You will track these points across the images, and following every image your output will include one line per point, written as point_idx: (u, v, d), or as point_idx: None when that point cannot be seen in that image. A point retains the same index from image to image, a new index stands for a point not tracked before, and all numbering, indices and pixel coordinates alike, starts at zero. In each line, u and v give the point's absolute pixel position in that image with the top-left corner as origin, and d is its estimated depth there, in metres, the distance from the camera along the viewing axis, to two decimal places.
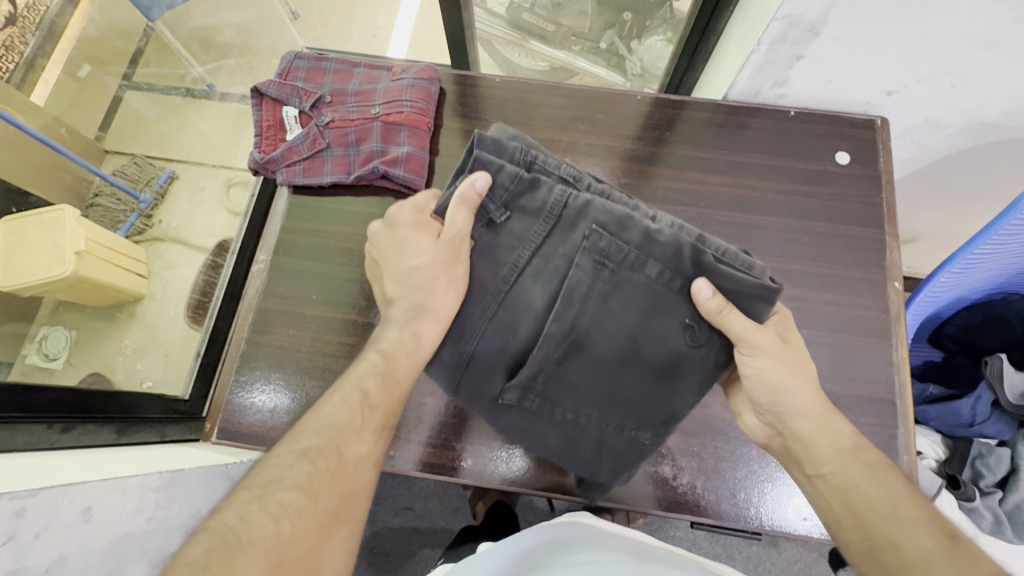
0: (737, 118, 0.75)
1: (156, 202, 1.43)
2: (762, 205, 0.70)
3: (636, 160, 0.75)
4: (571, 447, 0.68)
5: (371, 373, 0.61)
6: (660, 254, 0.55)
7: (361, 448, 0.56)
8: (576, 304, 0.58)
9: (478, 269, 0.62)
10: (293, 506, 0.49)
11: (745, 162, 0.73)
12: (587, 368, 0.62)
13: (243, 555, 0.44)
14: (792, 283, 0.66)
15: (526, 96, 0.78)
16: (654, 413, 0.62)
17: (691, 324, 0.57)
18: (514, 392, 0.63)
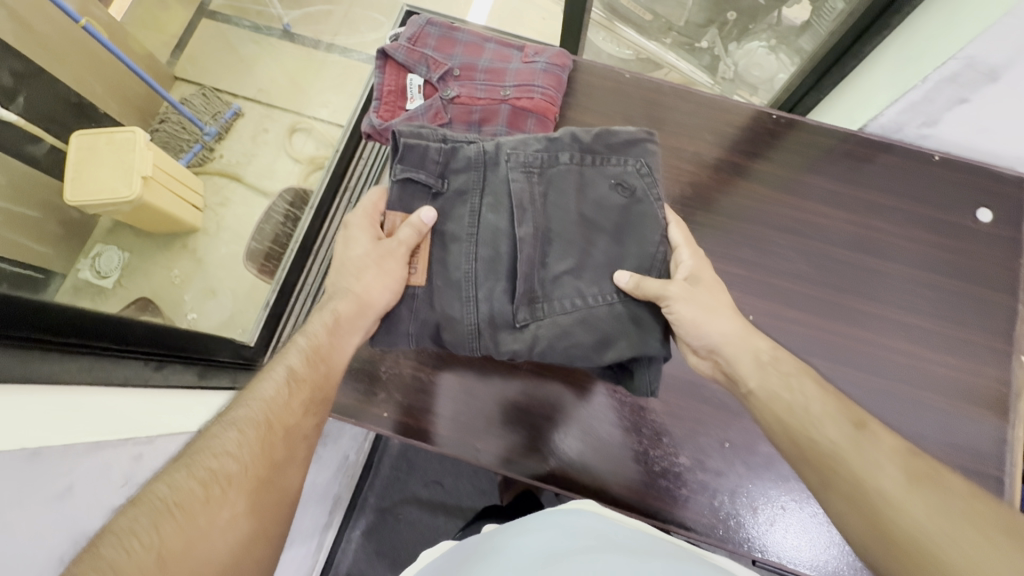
0: (868, 150, 0.71)
1: (220, 136, 1.40)
2: (889, 249, 0.66)
3: (761, 181, 0.70)
4: (599, 338, 0.63)
5: (297, 350, 0.60)
6: (566, 145, 0.66)
7: (291, 420, 0.54)
8: (531, 207, 0.64)
9: (448, 226, 0.65)
10: (220, 469, 0.46)
11: (877, 202, 0.69)
12: (564, 253, 0.65)
13: (174, 519, 0.41)
14: (908, 337, 0.63)
15: (654, 95, 0.74)
16: (636, 261, 0.66)
17: (620, 180, 0.67)
18: (525, 305, 0.63)
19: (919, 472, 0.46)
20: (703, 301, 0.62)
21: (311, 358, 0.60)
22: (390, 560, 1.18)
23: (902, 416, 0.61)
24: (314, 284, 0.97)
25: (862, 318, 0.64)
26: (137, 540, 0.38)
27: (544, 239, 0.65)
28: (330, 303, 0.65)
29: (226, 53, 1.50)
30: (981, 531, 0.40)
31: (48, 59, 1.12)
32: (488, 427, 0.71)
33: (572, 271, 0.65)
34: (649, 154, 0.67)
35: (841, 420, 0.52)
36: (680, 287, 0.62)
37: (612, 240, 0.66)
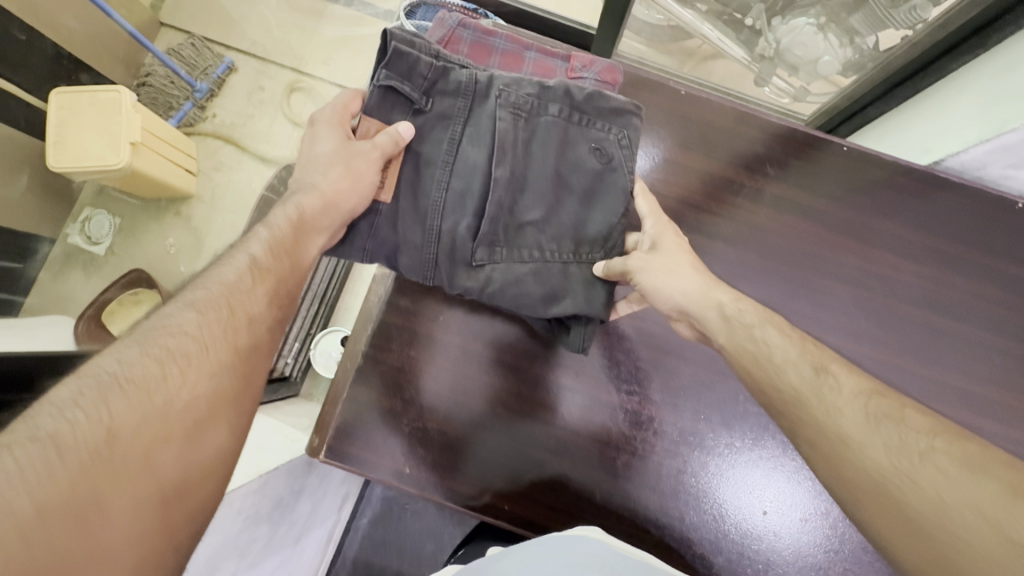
0: (925, 187, 0.63)
1: (212, 93, 1.23)
2: (959, 308, 0.59)
3: (825, 222, 0.62)
4: (554, 295, 0.55)
5: (257, 240, 0.46)
6: (556, 93, 0.56)
7: (259, 304, 0.42)
8: (513, 150, 0.54)
9: (421, 147, 0.53)
10: (177, 348, 0.36)
11: (950, 252, 0.61)
12: (535, 205, 0.56)
13: (124, 394, 0.32)
14: (971, 411, 0.57)
15: (711, 118, 0.65)
16: (597, 229, 0.58)
17: (599, 145, 0.58)
18: (486, 245, 0.54)
19: (880, 412, 0.40)
20: (660, 261, 0.55)
21: (278, 250, 0.46)
22: (395, 550, 1.16)
23: None
24: (320, 285, 0.95)
25: (924, 387, 0.58)
26: (80, 414, 0.30)
27: (516, 186, 0.55)
28: (292, 198, 0.50)
29: None
30: (934, 462, 0.35)
31: (21, 4, 0.95)
32: (494, 444, 0.57)
33: (537, 225, 0.56)
34: (635, 130, 0.58)
35: (803, 364, 0.45)
36: (638, 256, 0.55)
37: (580, 204, 0.58)
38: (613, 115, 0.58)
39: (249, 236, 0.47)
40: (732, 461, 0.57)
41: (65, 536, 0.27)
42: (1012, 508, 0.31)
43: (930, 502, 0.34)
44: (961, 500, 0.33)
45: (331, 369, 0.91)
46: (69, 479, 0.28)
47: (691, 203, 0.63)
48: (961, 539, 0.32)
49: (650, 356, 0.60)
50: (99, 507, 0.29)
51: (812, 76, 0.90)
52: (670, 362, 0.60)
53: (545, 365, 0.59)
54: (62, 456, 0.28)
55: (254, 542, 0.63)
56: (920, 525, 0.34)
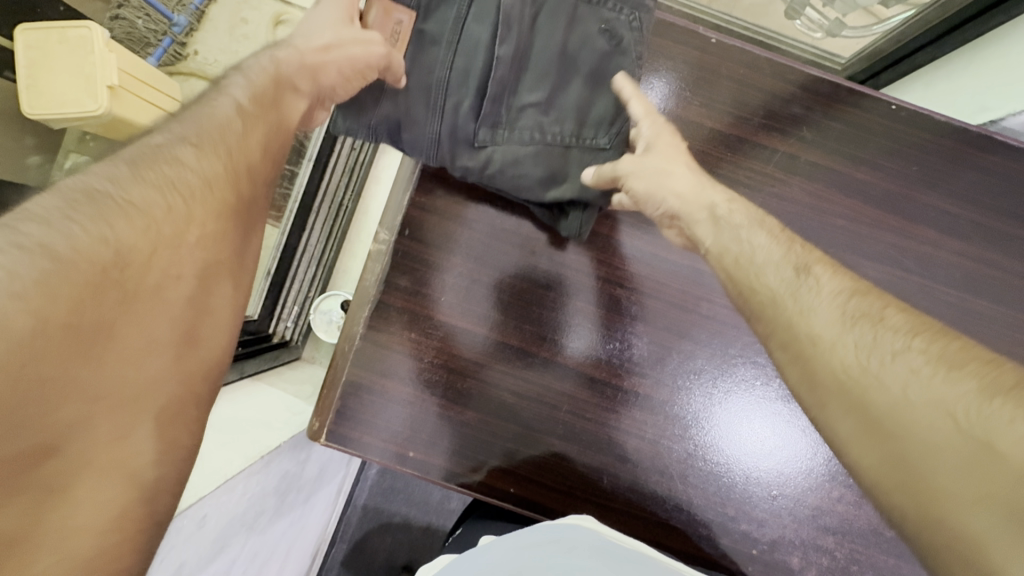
0: (979, 153, 0.57)
1: (192, 28, 1.09)
2: (998, 290, 0.56)
3: (863, 193, 0.57)
4: (554, 183, 0.52)
5: (237, 85, 0.40)
6: None
7: (258, 145, 0.38)
8: (519, 29, 0.50)
9: (425, 24, 0.50)
10: (176, 175, 0.32)
11: (996, 228, 0.56)
12: (538, 87, 0.52)
13: (125, 216, 0.28)
14: None
15: (744, 73, 0.58)
16: (602, 114, 0.54)
17: (609, 26, 0.53)
18: (485, 126, 0.50)
19: (858, 310, 0.36)
20: (655, 162, 0.49)
21: (261, 99, 0.40)
22: (404, 498, 1.13)
23: None
24: (318, 246, 0.91)
25: None
26: (75, 227, 0.26)
27: (517, 62, 0.51)
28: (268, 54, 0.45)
29: None
30: (907, 363, 0.31)
31: None
32: (501, 428, 0.55)
33: (540, 107, 0.52)
34: (649, 11, 0.53)
35: (784, 266, 0.41)
36: (630, 158, 0.50)
37: (588, 87, 0.53)
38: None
39: (223, 81, 0.41)
40: (746, 452, 0.56)
41: (73, 353, 0.25)
42: (985, 408, 0.27)
43: (895, 403, 0.31)
44: (926, 398, 0.29)
45: (333, 333, 0.89)
46: (71, 295, 0.25)
47: (718, 172, 0.57)
48: (926, 439, 0.28)
49: (659, 337, 0.57)
50: (108, 334, 0.27)
51: (850, 7, 0.76)
52: (686, 346, 0.57)
53: (551, 348, 0.56)
54: (59, 266, 0.25)
55: (261, 515, 0.63)
56: (879, 423, 0.31)
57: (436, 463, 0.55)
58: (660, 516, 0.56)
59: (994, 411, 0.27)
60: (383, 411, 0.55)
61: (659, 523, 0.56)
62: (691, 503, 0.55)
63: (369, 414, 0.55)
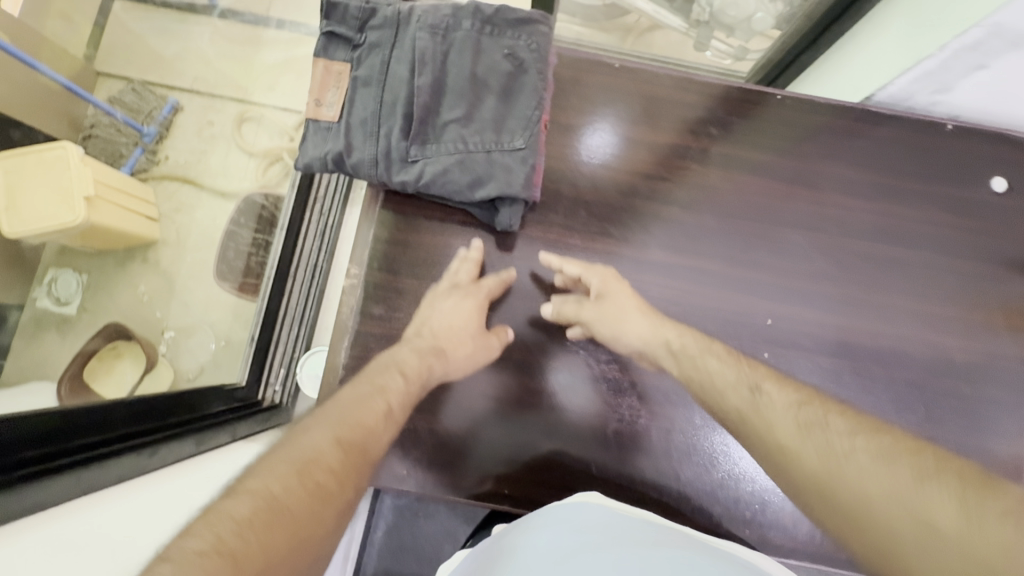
0: (869, 126, 0.65)
1: (162, 136, 1.18)
2: (908, 236, 0.62)
3: (771, 174, 0.64)
4: (482, 189, 0.53)
5: (394, 382, 0.50)
6: (465, 7, 0.53)
7: (377, 448, 0.45)
8: (431, 60, 0.52)
9: (359, 71, 0.53)
10: (322, 472, 0.39)
11: (893, 184, 0.64)
12: (457, 106, 0.53)
13: (283, 523, 0.34)
14: (930, 326, 0.60)
15: (651, 89, 0.66)
16: (518, 124, 0.54)
17: (512, 50, 0.54)
18: (414, 142, 0.52)
19: (809, 419, 0.42)
20: (609, 309, 0.56)
21: (408, 403, 0.50)
22: (414, 555, 1.10)
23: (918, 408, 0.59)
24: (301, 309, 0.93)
25: (881, 311, 0.61)
26: (254, 532, 0.32)
27: (434, 87, 0.52)
28: (412, 346, 0.55)
29: (152, 36, 1.23)
30: (856, 459, 0.37)
31: None
32: (488, 433, 0.59)
33: (461, 122, 0.53)
34: (546, 35, 0.54)
35: (740, 385, 0.48)
36: (589, 305, 0.57)
37: (500, 103, 0.54)
38: (520, 20, 0.54)
39: (380, 380, 0.50)
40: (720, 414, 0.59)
41: None
42: (924, 490, 0.34)
43: (860, 499, 0.36)
44: (883, 490, 0.35)
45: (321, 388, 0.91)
46: None
47: (644, 174, 0.64)
48: (894, 535, 0.34)
49: None
50: None
51: (749, 34, 0.90)
52: None
53: (525, 359, 0.60)
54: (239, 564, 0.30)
55: None
56: (855, 521, 0.36)
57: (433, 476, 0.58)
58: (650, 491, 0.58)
59: (931, 492, 0.34)
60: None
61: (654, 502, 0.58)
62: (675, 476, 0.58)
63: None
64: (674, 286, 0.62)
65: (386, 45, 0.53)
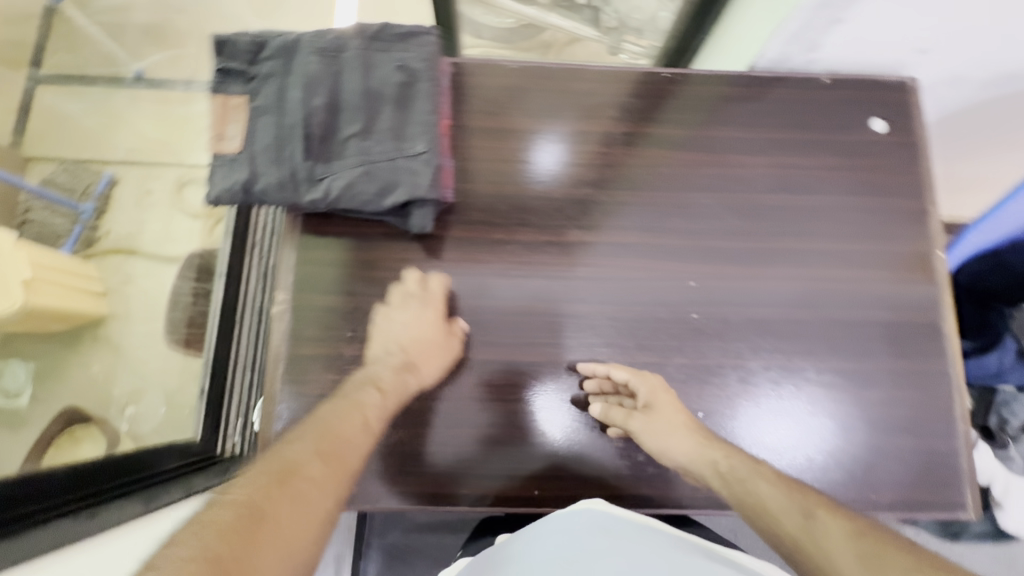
0: (757, 88, 0.68)
1: (100, 211, 1.15)
2: (810, 183, 0.65)
3: (677, 144, 0.66)
4: (392, 196, 0.54)
5: (372, 389, 0.52)
6: (350, 29, 0.56)
7: (358, 456, 0.45)
8: (325, 82, 0.54)
9: (257, 101, 0.55)
10: (302, 478, 0.39)
11: (787, 138, 0.67)
12: (356, 121, 0.55)
13: (247, 517, 0.35)
14: (845, 264, 0.63)
15: (548, 82, 0.66)
16: (418, 130, 0.55)
17: (402, 62, 0.56)
18: (319, 160, 0.54)
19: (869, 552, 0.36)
20: (660, 421, 0.55)
21: (389, 403, 0.52)
22: None
23: (848, 338, 0.62)
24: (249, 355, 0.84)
25: (798, 257, 0.63)
26: (200, 535, 0.32)
27: (330, 105, 0.54)
28: (376, 364, 0.55)
29: (83, 115, 1.25)
30: None
31: None
32: (445, 440, 0.58)
33: (361, 135, 0.55)
34: (432, 45, 0.57)
35: (793, 511, 0.43)
36: (637, 415, 0.56)
37: (397, 112, 0.55)
38: (406, 34, 0.57)
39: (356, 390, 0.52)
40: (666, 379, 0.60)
41: None
42: None
43: None
44: None
45: None
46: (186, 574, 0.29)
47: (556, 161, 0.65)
48: None
49: (557, 309, 0.61)
50: None
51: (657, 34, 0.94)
52: (585, 311, 0.61)
53: (484, 375, 0.60)
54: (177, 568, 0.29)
55: None
56: None
57: (394, 490, 0.57)
58: (612, 470, 0.59)
59: None
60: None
61: (620, 485, 0.59)
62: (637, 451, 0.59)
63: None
64: (603, 265, 0.62)
65: (280, 72, 0.54)
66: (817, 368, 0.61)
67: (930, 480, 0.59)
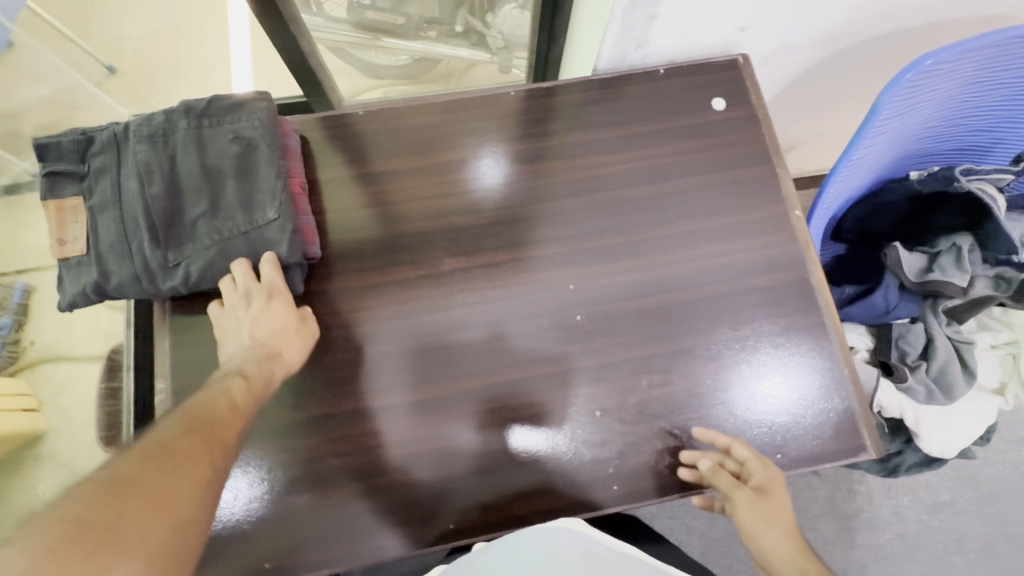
0: (601, 89, 0.71)
1: (19, 325, 1.30)
2: (664, 170, 0.68)
3: (531, 159, 0.69)
4: (251, 267, 0.54)
5: (234, 376, 0.51)
6: (179, 112, 0.56)
7: (236, 433, 0.48)
8: (160, 168, 0.54)
9: (95, 200, 0.54)
10: (170, 454, 0.42)
11: (637, 131, 0.70)
12: (199, 200, 0.54)
13: (117, 498, 0.38)
14: (709, 240, 0.66)
15: (399, 123, 0.69)
16: (264, 197, 0.55)
17: (237, 133, 0.56)
18: (169, 246, 0.53)
19: None
20: (764, 507, 0.59)
21: (255, 386, 0.51)
22: None
23: (725, 308, 0.64)
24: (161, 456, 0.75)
25: (664, 242, 0.66)
26: (65, 518, 0.35)
27: (170, 191, 0.54)
28: (233, 364, 0.53)
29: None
30: None
31: None
32: (355, 494, 0.58)
33: (208, 213, 0.54)
34: (265, 111, 0.58)
35: None
36: (747, 493, 0.59)
37: (240, 183, 0.55)
38: (236, 106, 0.57)
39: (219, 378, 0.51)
40: (559, 384, 0.61)
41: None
42: None
43: None
44: None
45: None
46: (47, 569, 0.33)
47: (421, 197, 0.67)
48: None
49: (445, 340, 0.62)
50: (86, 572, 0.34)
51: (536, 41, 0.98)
52: (472, 335, 0.63)
53: (413, 413, 0.60)
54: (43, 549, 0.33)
55: None
56: None
57: (310, 557, 0.57)
58: (534, 484, 0.59)
59: None
60: (237, 538, 0.56)
61: (543, 499, 0.59)
62: (557, 457, 0.60)
63: (227, 548, 0.56)
64: (479, 287, 0.64)
65: (113, 167, 0.54)
66: (703, 343, 0.63)
67: (826, 428, 0.62)
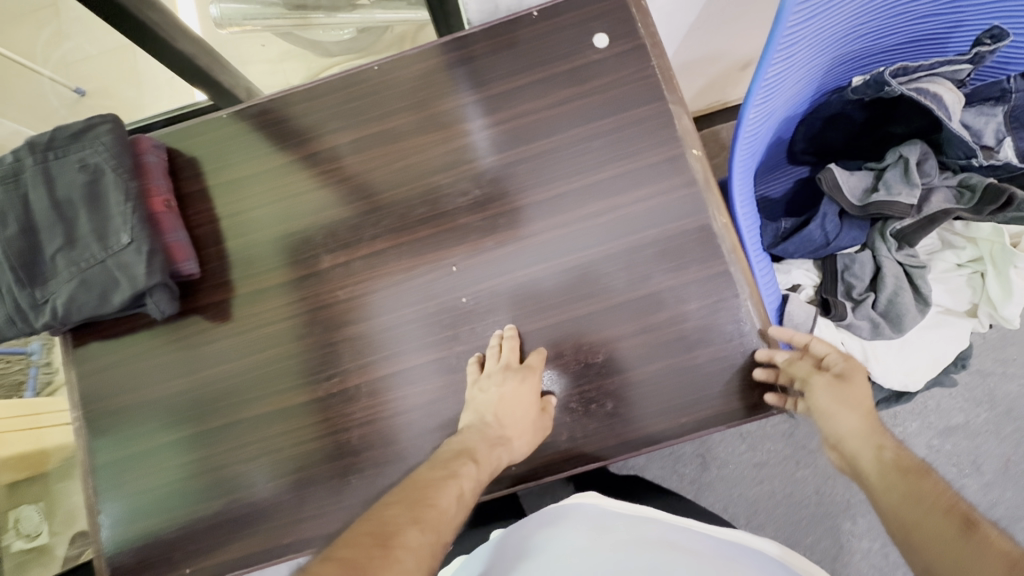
0: (471, 46, 0.65)
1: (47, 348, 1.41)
2: (546, 125, 0.63)
3: (406, 134, 0.65)
4: (114, 294, 0.55)
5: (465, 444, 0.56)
6: (29, 152, 0.57)
7: (445, 510, 0.50)
8: (15, 210, 0.55)
9: None
10: (384, 540, 0.44)
11: (515, 86, 0.64)
12: (56, 235, 0.55)
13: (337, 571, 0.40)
14: (599, 196, 0.61)
15: (267, 119, 0.66)
16: (116, 222, 0.55)
17: (83, 162, 0.57)
18: (35, 285, 0.55)
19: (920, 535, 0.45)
20: (846, 393, 0.55)
21: (483, 463, 0.55)
22: None
23: (620, 269, 0.60)
24: None
25: (551, 205, 0.61)
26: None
27: (28, 232, 0.55)
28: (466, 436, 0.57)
29: None
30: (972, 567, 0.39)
31: None
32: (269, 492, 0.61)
33: (66, 247, 0.55)
34: (108, 134, 0.57)
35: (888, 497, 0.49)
36: (828, 379, 0.56)
37: (93, 211, 0.56)
38: (82, 135, 0.58)
39: (446, 452, 0.56)
40: (452, 367, 0.61)
41: None
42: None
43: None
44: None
45: None
46: None
47: (299, 192, 0.65)
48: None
49: (337, 336, 0.62)
50: None
51: None
52: (364, 328, 0.62)
53: (316, 410, 0.62)
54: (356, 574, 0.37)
55: None
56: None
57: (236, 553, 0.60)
58: None
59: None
60: (168, 546, 0.61)
61: None
62: None
63: (162, 555, 0.61)
64: (365, 278, 0.63)
65: None
66: (600, 308, 0.60)
67: (752, 360, 0.58)
